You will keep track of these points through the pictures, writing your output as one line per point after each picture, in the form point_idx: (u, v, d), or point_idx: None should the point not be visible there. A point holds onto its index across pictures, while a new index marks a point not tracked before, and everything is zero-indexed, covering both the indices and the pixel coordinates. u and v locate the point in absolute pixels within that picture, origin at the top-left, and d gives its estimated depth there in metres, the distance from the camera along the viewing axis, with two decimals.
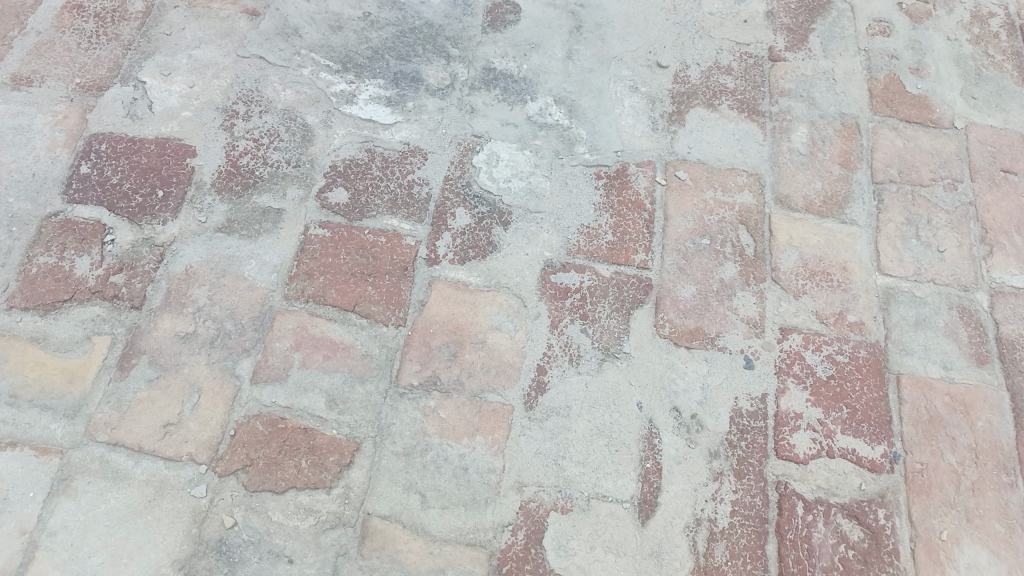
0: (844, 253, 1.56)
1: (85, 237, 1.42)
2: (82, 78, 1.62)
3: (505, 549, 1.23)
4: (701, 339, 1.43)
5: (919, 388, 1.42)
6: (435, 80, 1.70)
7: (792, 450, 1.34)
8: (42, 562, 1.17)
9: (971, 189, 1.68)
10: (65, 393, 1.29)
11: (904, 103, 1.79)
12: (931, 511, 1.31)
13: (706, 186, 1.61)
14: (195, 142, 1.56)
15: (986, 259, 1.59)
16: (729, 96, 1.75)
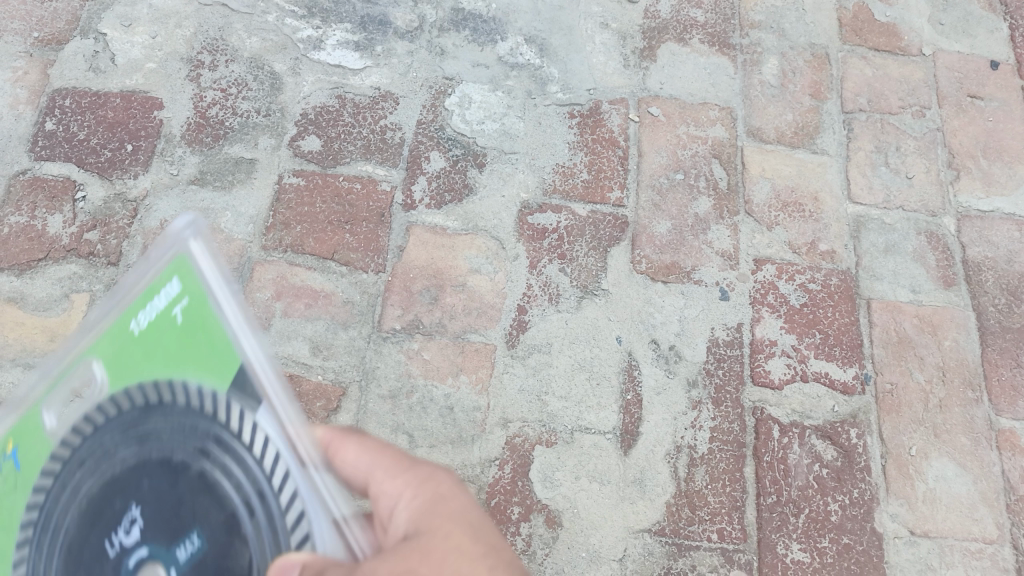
0: (816, 183, 1.58)
1: (56, 195, 1.41)
2: (40, 32, 1.57)
3: (492, 483, 1.27)
4: (678, 273, 1.45)
5: (889, 311, 1.47)
6: (403, 22, 1.67)
7: (768, 376, 1.38)
8: None
9: (939, 116, 1.70)
10: (47, 351, 1.29)
11: (873, 32, 1.79)
12: (901, 428, 1.37)
13: (679, 122, 1.62)
14: (162, 94, 1.53)
15: (953, 184, 1.62)
16: (700, 30, 1.74)
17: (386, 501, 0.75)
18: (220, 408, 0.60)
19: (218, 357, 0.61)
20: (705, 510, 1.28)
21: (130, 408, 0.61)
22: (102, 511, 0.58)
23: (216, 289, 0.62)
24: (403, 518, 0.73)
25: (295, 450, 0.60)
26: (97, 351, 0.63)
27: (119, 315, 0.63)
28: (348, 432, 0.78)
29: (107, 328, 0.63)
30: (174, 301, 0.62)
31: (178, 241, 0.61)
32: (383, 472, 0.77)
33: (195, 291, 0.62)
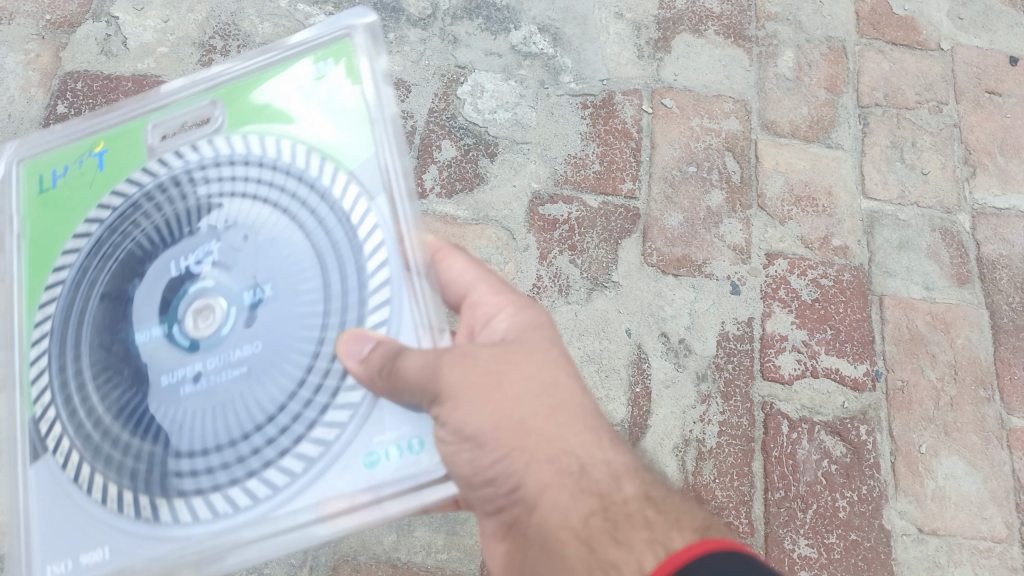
0: (830, 178, 1.57)
1: None
2: (53, 15, 1.57)
3: None
4: (689, 266, 1.45)
5: (901, 308, 1.46)
6: (416, 10, 1.66)
7: (778, 371, 1.37)
8: None
9: (956, 111, 1.68)
10: None
11: (890, 25, 1.77)
12: (911, 426, 1.36)
13: (693, 114, 1.60)
14: (173, 78, 1.52)
15: (969, 181, 1.61)
16: (715, 22, 1.72)
17: (484, 307, 0.91)
18: (334, 171, 0.85)
19: (341, 140, 0.86)
20: (712, 503, 1.28)
21: (268, 143, 0.87)
22: (218, 220, 0.85)
23: (365, 83, 0.88)
24: (498, 321, 0.87)
25: (398, 246, 0.83)
26: (231, 97, 0.90)
27: (274, 70, 0.90)
28: (456, 248, 0.96)
29: (258, 78, 0.90)
30: (328, 76, 0.89)
31: (346, 36, 0.89)
32: (483, 284, 0.93)
33: (344, 77, 0.89)
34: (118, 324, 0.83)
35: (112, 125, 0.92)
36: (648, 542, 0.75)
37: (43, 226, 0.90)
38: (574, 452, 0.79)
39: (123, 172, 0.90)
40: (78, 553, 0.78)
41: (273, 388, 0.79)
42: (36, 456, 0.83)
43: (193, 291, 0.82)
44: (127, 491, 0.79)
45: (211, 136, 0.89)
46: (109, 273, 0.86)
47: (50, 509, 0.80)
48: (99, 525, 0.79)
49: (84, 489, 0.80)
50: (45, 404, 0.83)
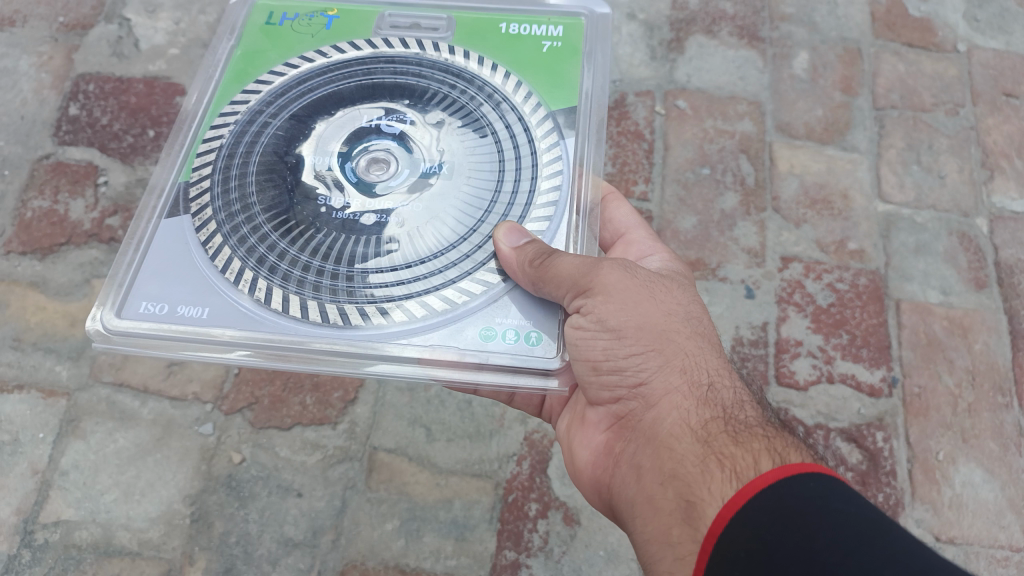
0: (845, 180, 1.55)
1: (78, 179, 1.40)
2: (65, 17, 1.57)
3: (510, 479, 1.25)
4: (703, 270, 1.43)
5: (918, 313, 1.43)
6: None
7: (793, 376, 1.35)
8: (56, 501, 1.18)
9: (973, 113, 1.65)
10: (67, 336, 1.29)
11: (906, 27, 1.75)
12: (928, 433, 1.33)
13: (706, 115, 1.59)
14: (184, 80, 1.52)
15: (986, 184, 1.58)
16: (729, 23, 1.71)
17: (640, 245, 1.08)
18: (539, 105, 0.94)
19: (552, 86, 0.95)
20: None
21: (481, 62, 0.98)
22: (420, 101, 0.95)
23: (588, 53, 0.98)
24: (654, 257, 1.03)
25: (575, 182, 0.89)
26: (468, 25, 1.01)
27: (510, 15, 1.01)
28: (621, 199, 1.18)
29: (494, 16, 1.01)
30: (556, 37, 0.99)
31: (584, 14, 1.01)
32: (641, 229, 1.12)
33: (571, 43, 0.99)
34: (289, 153, 0.92)
35: (351, 5, 1.03)
36: (765, 449, 0.76)
37: (256, 50, 1.00)
38: (707, 370, 0.83)
39: (347, 37, 1.01)
40: (179, 300, 0.82)
41: (425, 243, 0.86)
42: (172, 211, 0.88)
43: (376, 145, 0.92)
44: (250, 269, 0.84)
45: (434, 43, 1.00)
46: (286, 116, 0.94)
47: (168, 259, 0.85)
48: (210, 289, 0.83)
49: (208, 253, 0.85)
50: (202, 176, 0.90)
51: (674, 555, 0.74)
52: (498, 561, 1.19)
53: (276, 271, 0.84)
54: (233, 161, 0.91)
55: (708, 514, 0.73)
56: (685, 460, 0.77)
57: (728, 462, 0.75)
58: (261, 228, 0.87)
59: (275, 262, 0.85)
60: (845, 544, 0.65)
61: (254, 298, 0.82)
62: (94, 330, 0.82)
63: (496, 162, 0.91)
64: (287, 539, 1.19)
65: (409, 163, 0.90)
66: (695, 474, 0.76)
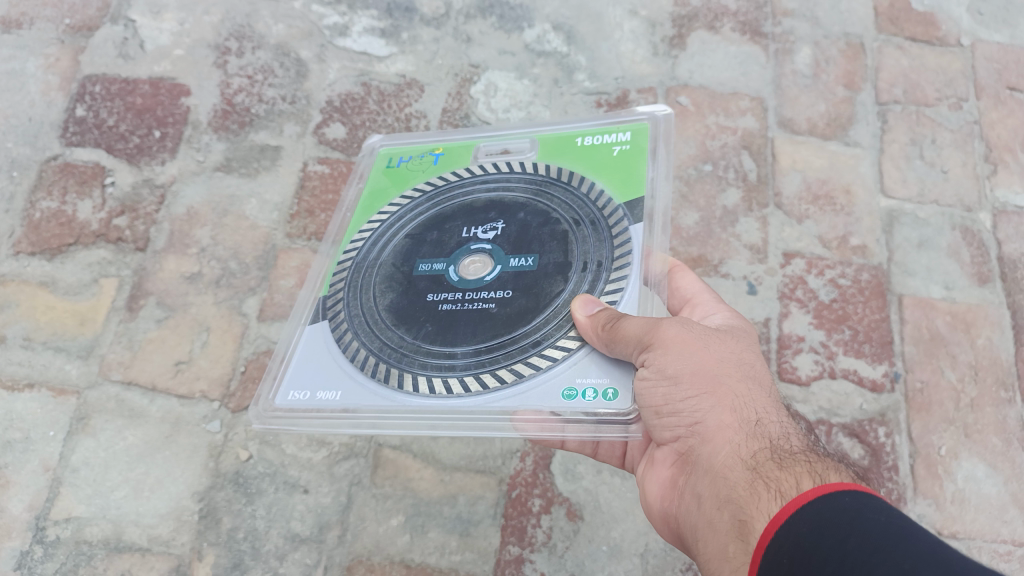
0: (848, 176, 1.55)
1: (86, 180, 1.42)
2: (71, 19, 1.58)
3: (514, 474, 1.26)
4: (705, 266, 1.43)
5: (921, 308, 1.44)
6: (429, 9, 1.66)
7: (795, 372, 1.36)
8: (67, 497, 1.20)
9: (977, 108, 1.65)
10: (76, 335, 1.31)
11: (910, 21, 1.75)
12: (930, 428, 1.34)
13: (708, 112, 1.59)
14: (189, 80, 1.53)
15: (990, 178, 1.58)
16: (731, 19, 1.71)
17: (705, 305, 1.09)
18: (611, 198, 1.01)
19: (622, 185, 1.03)
20: None
21: (561, 171, 1.07)
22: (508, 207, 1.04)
23: (654, 151, 1.06)
24: (716, 315, 1.04)
25: (643, 260, 0.95)
26: (547, 142, 1.12)
27: (583, 130, 1.12)
28: (688, 270, 1.19)
29: (571, 133, 1.12)
30: (624, 142, 1.08)
31: (652, 119, 1.10)
32: (707, 294, 1.12)
33: (638, 145, 1.07)
34: (401, 261, 1.02)
35: (450, 138, 1.18)
36: (807, 471, 0.78)
37: (379, 188, 1.14)
38: (755, 407, 0.86)
39: (451, 167, 1.14)
40: (319, 387, 0.94)
41: (515, 326, 0.91)
42: (314, 318, 1.01)
43: (471, 244, 1.00)
44: (373, 356, 0.94)
45: (521, 161, 1.11)
46: (403, 235, 1.06)
47: (310, 353, 0.97)
48: (343, 376, 0.94)
49: (342, 347, 0.96)
50: (336, 290, 1.03)
51: (729, 570, 0.77)
52: (503, 556, 1.20)
53: (393, 355, 0.93)
54: (359, 273, 1.04)
55: (755, 529, 0.76)
56: (737, 485, 0.80)
57: (772, 483, 0.78)
58: (379, 324, 0.97)
59: (390, 347, 0.94)
60: (874, 545, 0.66)
61: (376, 380, 0.92)
62: (255, 416, 0.94)
63: (577, 253, 0.97)
64: (294, 535, 1.20)
65: (500, 260, 0.98)
66: (744, 496, 0.79)
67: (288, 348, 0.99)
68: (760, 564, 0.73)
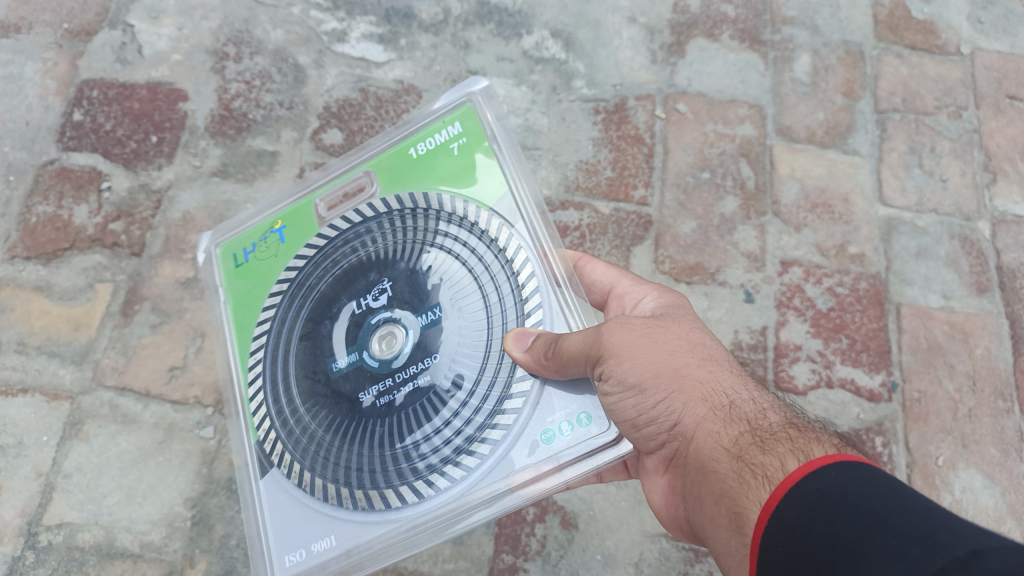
0: (846, 184, 1.55)
1: (82, 185, 1.42)
2: (70, 23, 1.58)
3: None
4: (702, 274, 1.43)
5: (919, 317, 1.43)
6: (428, 15, 1.65)
7: (792, 381, 1.35)
8: (59, 503, 1.20)
9: (976, 116, 1.65)
10: (71, 340, 1.30)
11: (909, 29, 1.74)
12: (928, 438, 1.33)
13: (707, 119, 1.58)
14: (187, 86, 1.53)
15: (989, 187, 1.58)
16: (730, 26, 1.70)
17: (632, 294, 1.07)
18: (478, 212, 0.96)
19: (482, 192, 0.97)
20: None
21: (418, 195, 0.99)
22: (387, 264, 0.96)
23: (492, 136, 0.99)
24: (646, 300, 1.03)
25: (544, 264, 0.92)
26: (383, 165, 1.03)
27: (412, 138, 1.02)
28: (592, 260, 1.19)
29: (399, 145, 1.03)
30: (458, 136, 1.00)
31: (466, 99, 1.01)
32: (625, 278, 1.11)
33: (473, 133, 1.00)
34: (322, 345, 0.95)
35: (285, 203, 1.06)
36: (791, 449, 0.74)
37: (243, 292, 1.03)
38: (724, 391, 0.83)
39: (307, 233, 1.03)
40: (308, 539, 0.88)
41: (447, 400, 0.89)
42: (262, 469, 0.94)
43: (377, 313, 0.94)
44: (341, 485, 0.88)
45: (375, 196, 1.01)
46: (298, 336, 0.97)
47: (278, 509, 0.91)
48: (322, 517, 0.88)
49: (303, 489, 0.90)
50: (267, 429, 0.95)
51: (739, 562, 0.77)
52: (496, 565, 1.19)
53: (350, 476, 0.88)
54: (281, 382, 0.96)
55: (750, 519, 0.73)
56: (726, 478, 0.78)
57: (758, 468, 0.75)
58: (320, 439, 0.92)
59: (337, 463, 0.90)
60: (861, 524, 0.63)
61: (354, 506, 0.87)
62: None
63: (482, 289, 0.93)
64: None
65: (405, 327, 0.92)
66: (736, 487, 0.76)
67: (256, 522, 0.91)
68: (761, 555, 0.71)
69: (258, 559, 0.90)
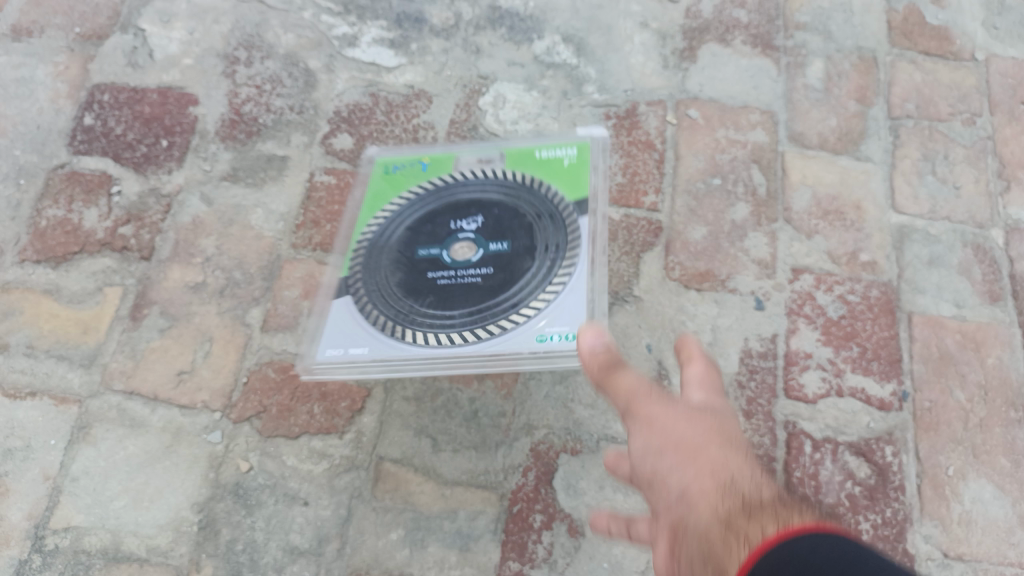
0: (858, 191, 1.53)
1: (92, 188, 1.42)
2: (82, 27, 1.59)
3: (515, 489, 1.25)
4: (712, 281, 1.42)
5: (931, 327, 1.42)
6: (438, 20, 1.65)
7: (802, 390, 1.34)
8: (66, 506, 1.20)
9: (990, 124, 1.63)
10: (79, 343, 1.31)
11: (923, 35, 1.73)
12: (939, 448, 1.32)
13: (718, 125, 1.58)
14: (197, 90, 1.53)
15: (1003, 195, 1.56)
16: (742, 31, 1.69)
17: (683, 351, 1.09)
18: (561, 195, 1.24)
19: (570, 189, 1.25)
20: None
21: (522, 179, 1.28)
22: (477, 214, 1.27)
23: (595, 165, 1.28)
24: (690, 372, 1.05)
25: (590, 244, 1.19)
26: (508, 152, 1.33)
27: (541, 144, 1.32)
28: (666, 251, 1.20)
29: (532, 147, 1.33)
30: (570, 156, 1.29)
31: (591, 138, 1.33)
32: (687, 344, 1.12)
33: (582, 158, 1.29)
34: (413, 246, 1.23)
35: (440, 150, 1.37)
36: (775, 519, 0.75)
37: (380, 192, 1.34)
38: (731, 471, 0.84)
39: (439, 172, 1.34)
40: (350, 344, 1.16)
41: (504, 285, 1.17)
42: (339, 292, 1.22)
43: (461, 233, 1.23)
44: (390, 319, 1.16)
45: (493, 169, 1.32)
46: (407, 223, 1.29)
47: (341, 318, 1.19)
48: (370, 335, 1.15)
49: (365, 316, 1.17)
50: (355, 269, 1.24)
51: None
52: (502, 572, 1.19)
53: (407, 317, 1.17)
54: (372, 253, 1.24)
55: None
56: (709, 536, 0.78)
57: (743, 531, 0.75)
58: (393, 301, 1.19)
59: (413, 316, 1.16)
60: None
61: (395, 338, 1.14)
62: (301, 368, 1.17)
63: (540, 238, 1.20)
64: (292, 547, 1.19)
65: (482, 245, 1.21)
66: (717, 547, 0.76)
67: (319, 320, 1.19)
68: None
69: (307, 344, 1.18)
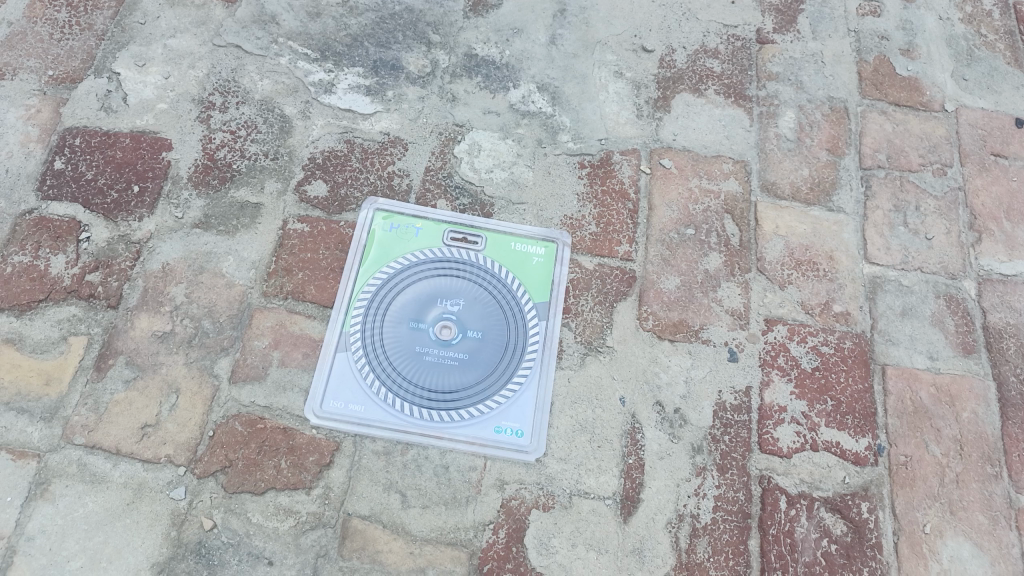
0: (831, 242, 1.54)
1: (60, 235, 1.40)
2: (54, 70, 1.58)
3: (486, 547, 1.23)
4: (686, 331, 1.42)
5: (905, 379, 1.42)
6: (415, 67, 1.66)
7: (776, 443, 1.33)
8: (21, 567, 1.17)
9: (961, 174, 1.66)
10: (40, 396, 1.28)
11: (894, 86, 1.75)
12: (914, 504, 1.32)
13: (692, 175, 1.59)
14: (171, 135, 1.53)
15: (974, 246, 1.57)
16: (716, 81, 1.71)
17: None
18: (528, 294, 1.43)
19: (536, 286, 1.44)
20: None
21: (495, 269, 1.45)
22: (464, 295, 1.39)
23: (561, 267, 1.45)
24: None
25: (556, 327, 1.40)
26: (491, 238, 1.48)
27: (517, 236, 1.48)
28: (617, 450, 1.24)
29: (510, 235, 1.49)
30: (540, 253, 1.47)
31: (557, 239, 1.48)
32: None
33: (550, 258, 1.46)
34: (405, 317, 1.38)
35: (436, 217, 1.48)
36: None
37: (380, 250, 1.44)
38: None
39: (428, 247, 1.46)
40: (351, 401, 1.31)
41: (480, 371, 1.35)
42: (340, 349, 1.35)
43: (445, 314, 1.38)
44: (384, 383, 1.33)
45: (477, 254, 1.46)
46: (398, 297, 1.40)
47: (344, 373, 1.33)
48: (368, 396, 1.32)
49: (365, 377, 1.33)
50: (354, 332, 1.36)
51: None
52: None
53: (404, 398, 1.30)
54: (370, 314, 1.38)
55: None
56: None
57: None
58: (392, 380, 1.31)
59: (403, 384, 1.33)
60: None
61: (387, 401, 1.32)
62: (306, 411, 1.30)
63: (511, 335, 1.38)
64: None
65: (462, 328, 1.37)
66: None
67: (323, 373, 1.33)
68: None
69: (315, 389, 1.32)
